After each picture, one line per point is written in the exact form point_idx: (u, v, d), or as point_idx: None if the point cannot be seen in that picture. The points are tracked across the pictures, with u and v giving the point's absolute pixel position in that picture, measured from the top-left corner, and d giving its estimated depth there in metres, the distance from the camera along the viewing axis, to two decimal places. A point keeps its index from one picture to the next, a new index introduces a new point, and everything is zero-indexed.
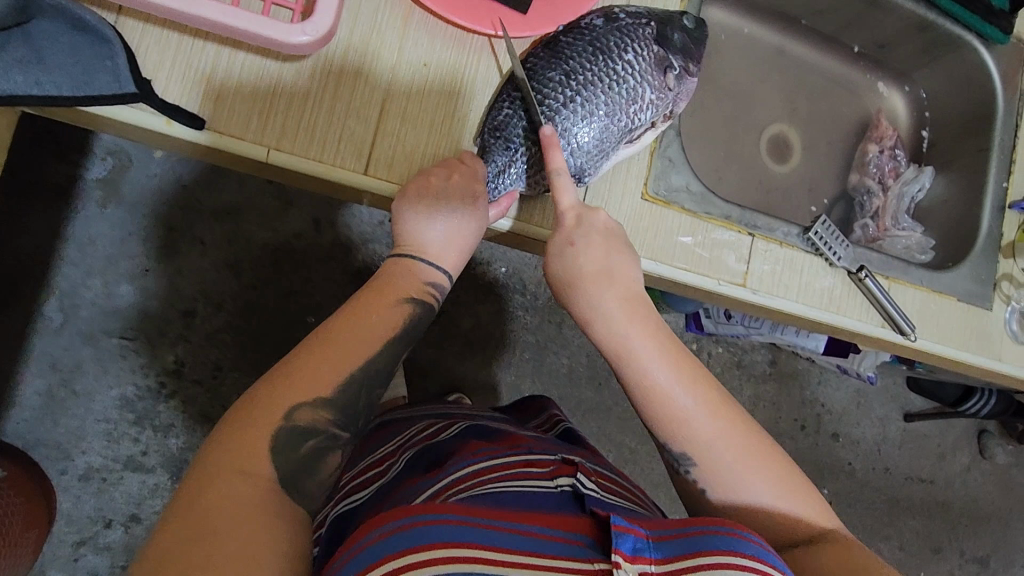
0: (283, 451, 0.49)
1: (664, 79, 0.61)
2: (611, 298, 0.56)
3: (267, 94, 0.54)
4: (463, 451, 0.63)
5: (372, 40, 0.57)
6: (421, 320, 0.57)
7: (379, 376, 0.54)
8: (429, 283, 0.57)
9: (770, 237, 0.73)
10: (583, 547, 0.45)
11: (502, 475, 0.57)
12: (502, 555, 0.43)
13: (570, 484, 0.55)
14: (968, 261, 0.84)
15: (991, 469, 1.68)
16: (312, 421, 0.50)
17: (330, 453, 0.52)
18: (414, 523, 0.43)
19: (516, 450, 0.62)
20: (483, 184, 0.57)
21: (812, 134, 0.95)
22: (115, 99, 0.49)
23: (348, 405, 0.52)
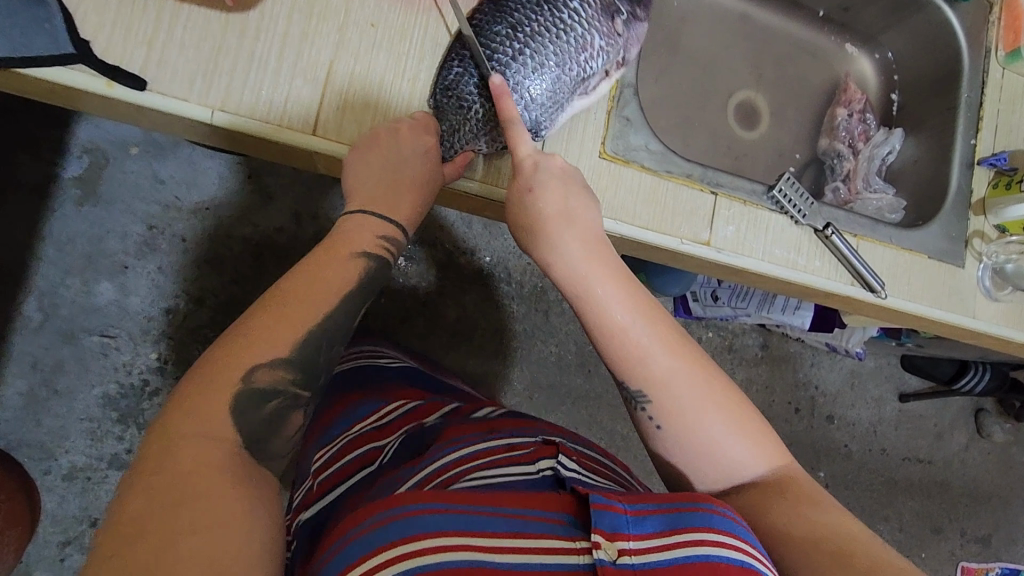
0: (241, 408, 0.48)
1: (612, 24, 0.60)
2: (577, 244, 0.54)
3: (211, 54, 0.54)
4: (440, 439, 0.61)
5: (317, 1, 0.57)
6: (379, 276, 0.57)
7: (339, 334, 0.54)
8: (383, 237, 0.57)
9: (733, 196, 0.72)
10: (565, 526, 0.45)
11: (488, 462, 0.56)
12: (490, 542, 0.43)
13: (551, 468, 0.54)
14: (938, 219, 0.84)
15: (989, 448, 1.66)
16: (269, 381, 0.50)
17: (292, 411, 0.52)
18: (393, 518, 0.44)
19: (496, 435, 0.60)
20: (434, 137, 0.58)
21: (782, 101, 0.93)
22: (51, 60, 0.49)
23: (305, 364, 0.52)
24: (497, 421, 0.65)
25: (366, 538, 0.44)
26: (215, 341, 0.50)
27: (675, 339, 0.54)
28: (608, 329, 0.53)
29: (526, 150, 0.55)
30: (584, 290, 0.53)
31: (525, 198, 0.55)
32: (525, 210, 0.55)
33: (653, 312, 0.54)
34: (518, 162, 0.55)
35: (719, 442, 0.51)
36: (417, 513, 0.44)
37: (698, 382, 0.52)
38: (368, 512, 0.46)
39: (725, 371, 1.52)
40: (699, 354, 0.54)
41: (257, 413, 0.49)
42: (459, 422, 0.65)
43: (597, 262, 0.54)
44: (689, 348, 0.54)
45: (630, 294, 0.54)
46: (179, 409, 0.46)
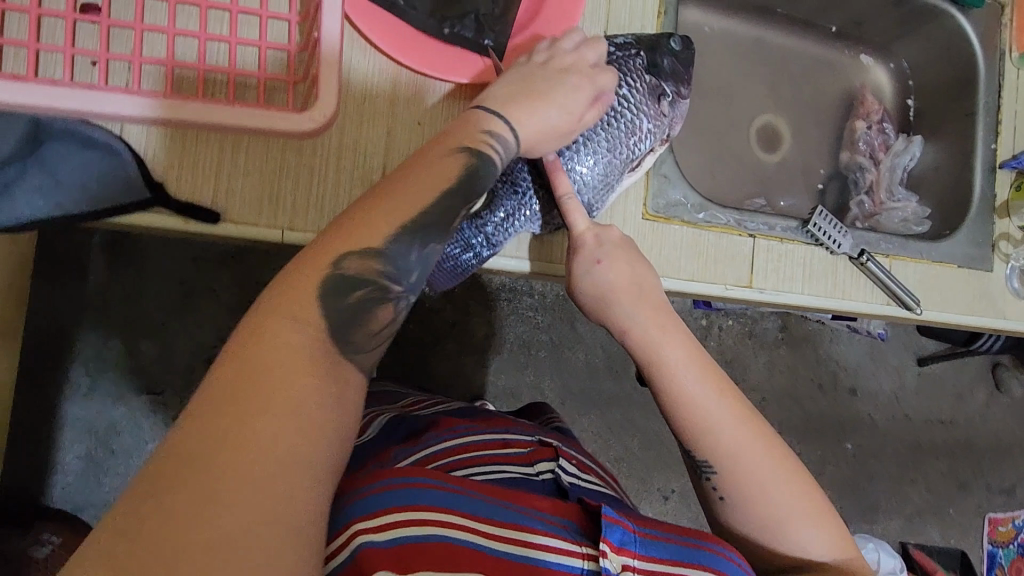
0: (326, 300, 0.42)
1: (659, 106, 0.63)
2: (644, 312, 0.56)
3: (275, 177, 0.56)
4: (439, 425, 0.66)
5: (366, 109, 0.59)
6: (483, 176, 0.49)
7: (433, 230, 0.46)
8: (491, 135, 0.50)
9: (770, 236, 0.75)
10: (569, 530, 0.47)
11: (487, 457, 0.59)
12: (487, 526, 0.45)
13: (551, 471, 0.58)
14: (964, 227, 0.85)
15: (1008, 402, 1.70)
16: (359, 271, 0.43)
17: (379, 306, 0.44)
18: (400, 486, 0.45)
19: (494, 429, 0.65)
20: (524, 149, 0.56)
21: (799, 120, 0.96)
22: (131, 207, 0.51)
23: (395, 256, 0.44)
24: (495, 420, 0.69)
25: (359, 503, 0.44)
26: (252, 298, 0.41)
27: (744, 413, 0.54)
28: (677, 395, 0.54)
29: (582, 224, 0.57)
30: (654, 359, 0.55)
31: (589, 268, 0.57)
32: (587, 280, 0.57)
33: (723, 387, 0.55)
34: (576, 236, 0.57)
35: (784, 520, 0.52)
36: (414, 486, 0.45)
37: (768, 454, 0.53)
38: (368, 480, 0.47)
39: (748, 356, 1.55)
40: (767, 430, 0.55)
41: (337, 306, 0.42)
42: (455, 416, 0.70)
43: (668, 332, 0.56)
44: (758, 421, 0.55)
45: (698, 361, 0.55)
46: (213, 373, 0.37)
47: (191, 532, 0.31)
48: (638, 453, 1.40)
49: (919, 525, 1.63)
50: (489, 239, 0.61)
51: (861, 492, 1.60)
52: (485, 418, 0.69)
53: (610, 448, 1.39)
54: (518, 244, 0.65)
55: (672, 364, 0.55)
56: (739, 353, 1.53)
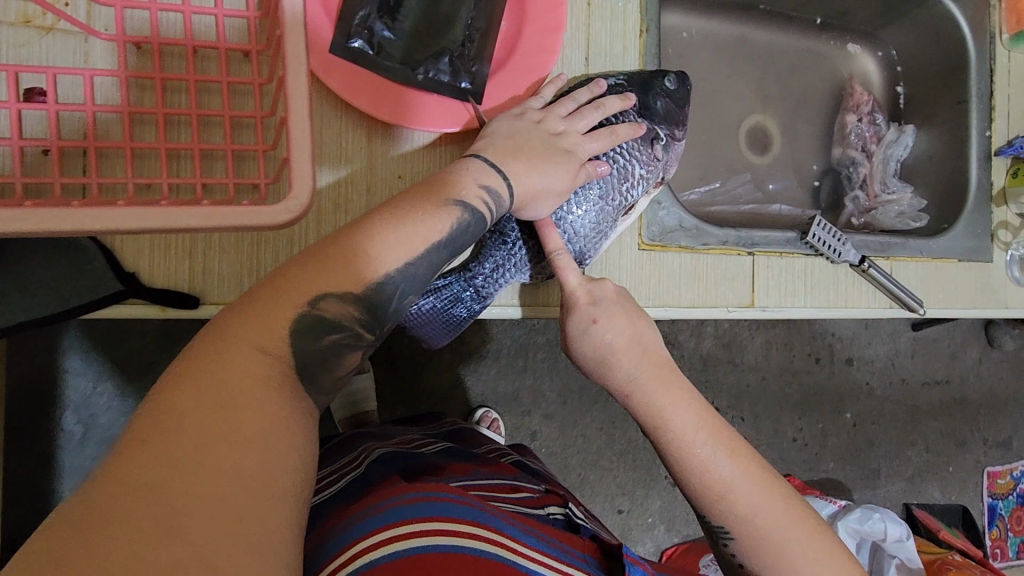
0: (301, 337, 0.40)
1: (652, 149, 0.64)
2: (645, 371, 0.55)
3: (253, 249, 0.53)
4: (449, 470, 0.61)
5: (342, 167, 0.56)
6: (471, 230, 0.49)
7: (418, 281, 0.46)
8: (483, 186, 0.49)
9: (770, 251, 0.72)
10: (590, 565, 0.49)
11: (501, 496, 0.57)
12: (519, 547, 0.45)
13: (562, 512, 0.57)
14: (962, 219, 0.83)
15: (1001, 356, 1.71)
16: (337, 315, 0.41)
17: (350, 354, 0.43)
18: (442, 499, 0.45)
19: (503, 475, 0.63)
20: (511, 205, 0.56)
21: (788, 117, 0.93)
22: (103, 301, 0.49)
23: (378, 306, 0.44)
24: (500, 466, 0.66)
25: (371, 519, 0.44)
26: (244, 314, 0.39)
27: (759, 474, 0.53)
28: (686, 460, 0.53)
29: (574, 280, 0.56)
30: (658, 421, 0.54)
31: (588, 329, 0.55)
32: (585, 341, 0.56)
33: (735, 447, 0.54)
34: (569, 292, 0.56)
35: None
36: (430, 500, 0.45)
37: (787, 512, 0.52)
38: (379, 498, 0.46)
39: (745, 337, 1.55)
40: (784, 489, 0.53)
41: (314, 347, 0.41)
42: (464, 459, 0.66)
43: (671, 390, 0.55)
44: (772, 478, 0.53)
45: (705, 422, 0.54)
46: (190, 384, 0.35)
47: (173, 544, 0.28)
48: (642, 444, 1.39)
49: (921, 485, 1.66)
50: (478, 292, 0.61)
51: (862, 459, 1.62)
52: (489, 462, 0.67)
53: (614, 442, 1.38)
54: (511, 292, 0.63)
55: (677, 428, 0.54)
56: (735, 334, 1.53)
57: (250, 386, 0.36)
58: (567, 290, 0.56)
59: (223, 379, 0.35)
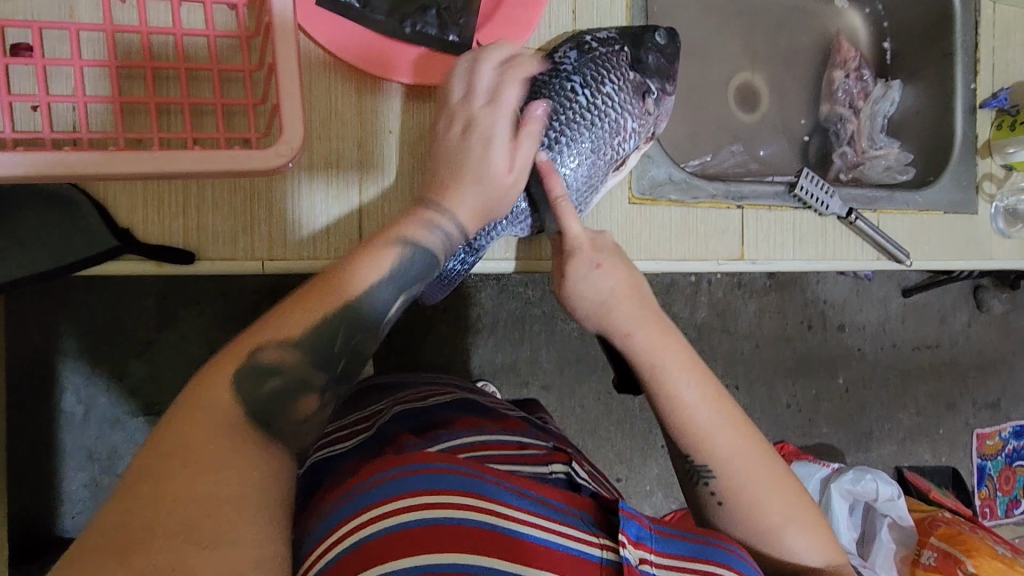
0: (243, 390, 0.42)
1: (643, 103, 0.62)
2: (640, 324, 0.58)
3: (246, 206, 0.54)
4: (456, 424, 0.64)
5: (332, 123, 0.57)
6: (423, 270, 0.51)
7: (367, 321, 0.48)
8: (437, 231, 0.52)
9: (758, 204, 0.73)
10: (584, 522, 0.47)
11: (504, 453, 0.59)
12: (510, 511, 0.45)
13: (564, 471, 0.58)
14: (948, 171, 0.85)
15: (990, 320, 1.74)
16: (277, 361, 0.44)
17: (302, 398, 0.45)
18: (441, 470, 0.46)
19: (510, 431, 0.65)
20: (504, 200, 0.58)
21: (777, 75, 0.94)
22: (99, 257, 0.50)
23: (322, 346, 0.45)
24: (511, 420, 0.68)
25: (376, 489, 0.45)
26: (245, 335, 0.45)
27: (737, 423, 0.57)
28: (677, 405, 0.56)
29: (576, 228, 0.57)
30: (654, 369, 0.57)
31: (589, 274, 0.57)
32: (585, 285, 0.58)
33: (717, 396, 0.58)
34: (571, 240, 0.57)
35: (774, 528, 0.55)
36: (432, 472, 0.46)
37: (761, 460, 0.57)
38: (378, 469, 0.48)
39: (739, 306, 1.56)
40: (758, 439, 0.58)
41: (256, 395, 0.42)
42: (476, 413, 0.68)
43: (666, 340, 0.58)
44: (751, 430, 0.58)
45: (695, 374, 0.57)
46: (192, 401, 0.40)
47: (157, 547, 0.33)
48: (638, 412, 1.41)
49: (911, 447, 1.69)
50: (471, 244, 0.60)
51: (854, 422, 1.65)
52: (500, 418, 0.68)
53: (612, 411, 1.40)
54: (505, 246, 0.64)
55: (672, 376, 0.57)
56: (729, 303, 1.55)
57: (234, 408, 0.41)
58: (569, 239, 0.57)
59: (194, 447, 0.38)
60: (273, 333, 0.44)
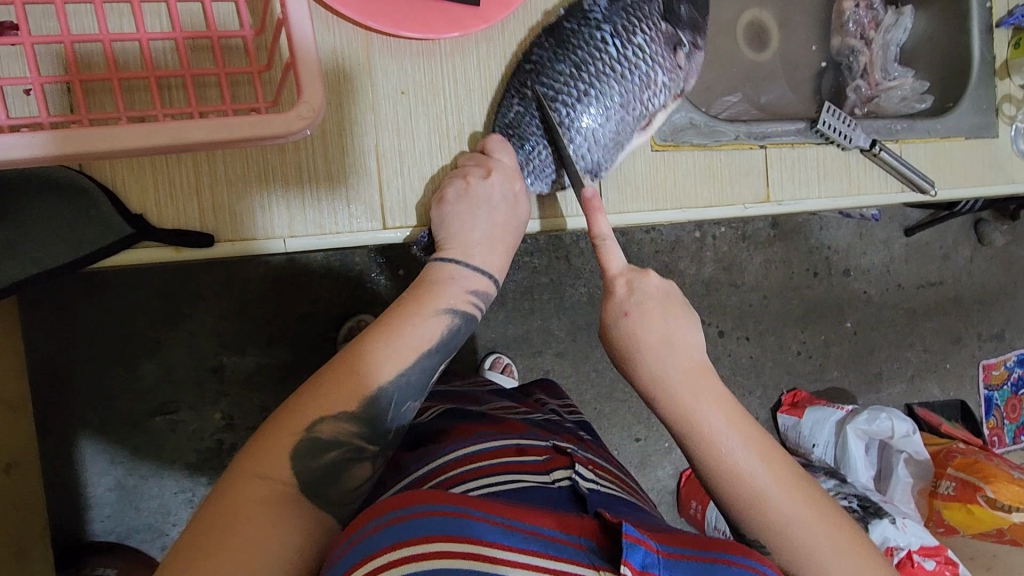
0: (302, 463, 0.49)
1: (675, 57, 0.59)
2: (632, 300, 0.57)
3: (262, 182, 0.51)
4: (455, 434, 0.65)
5: (343, 87, 0.53)
6: (461, 331, 0.56)
7: (412, 388, 0.54)
8: (471, 291, 0.56)
9: (780, 143, 0.71)
10: (586, 551, 0.45)
11: (504, 465, 0.58)
12: (506, 555, 0.42)
13: (568, 479, 0.57)
14: (968, 96, 0.82)
15: (992, 253, 1.74)
16: (335, 433, 0.50)
17: (356, 466, 0.52)
18: (449, 512, 0.44)
19: (512, 434, 0.64)
20: (520, 176, 0.56)
21: (783, 10, 0.90)
22: (116, 245, 0.47)
23: (371, 420, 0.52)
24: (513, 423, 0.68)
25: (389, 531, 0.43)
26: (297, 389, 0.52)
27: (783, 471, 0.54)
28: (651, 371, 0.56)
29: (594, 190, 0.55)
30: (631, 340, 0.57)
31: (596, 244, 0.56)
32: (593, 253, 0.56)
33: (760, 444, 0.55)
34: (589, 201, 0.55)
35: (759, 489, 0.53)
36: (425, 515, 0.44)
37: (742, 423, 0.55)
38: (376, 513, 0.46)
39: (744, 259, 1.55)
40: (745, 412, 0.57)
41: (314, 465, 0.49)
42: (473, 420, 0.68)
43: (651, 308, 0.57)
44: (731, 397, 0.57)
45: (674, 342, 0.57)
46: (251, 453, 0.48)
47: None
48: None
49: (921, 384, 1.71)
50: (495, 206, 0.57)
51: (863, 364, 1.66)
52: (499, 421, 0.68)
53: None
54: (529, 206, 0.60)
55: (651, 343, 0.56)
56: (734, 257, 1.54)
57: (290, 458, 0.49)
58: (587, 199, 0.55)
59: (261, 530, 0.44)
60: (321, 407, 0.50)
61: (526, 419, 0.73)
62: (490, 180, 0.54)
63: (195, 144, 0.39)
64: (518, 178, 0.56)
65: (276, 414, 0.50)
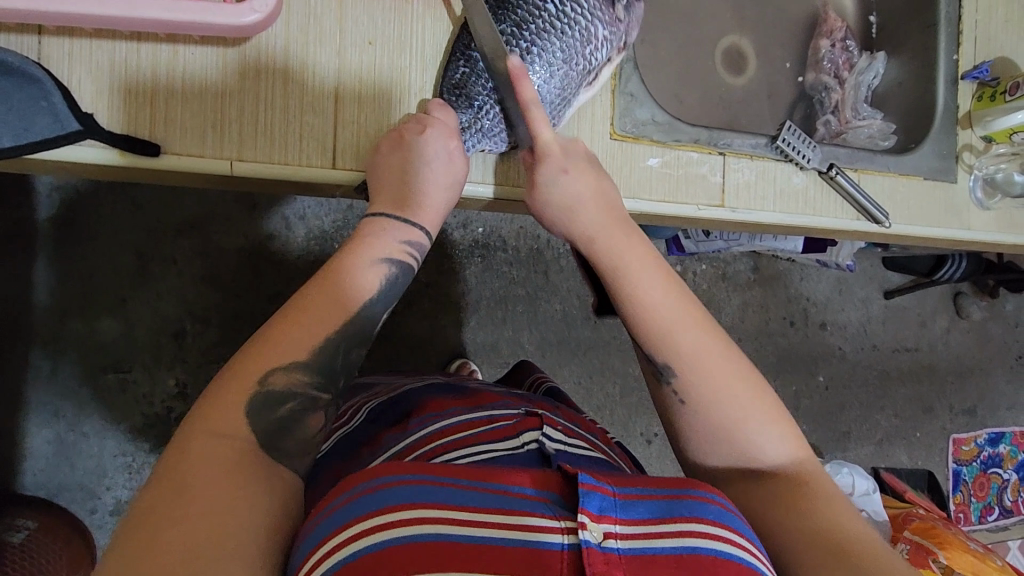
0: (257, 420, 0.48)
1: (614, 11, 0.61)
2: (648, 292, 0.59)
3: (217, 104, 0.53)
4: (427, 407, 0.65)
5: (310, 28, 0.55)
6: (399, 282, 0.56)
7: (358, 337, 0.53)
8: (405, 243, 0.56)
9: (739, 153, 0.74)
10: (548, 504, 0.45)
11: (473, 436, 0.58)
12: (469, 516, 0.43)
13: (536, 441, 0.57)
14: (929, 140, 0.85)
15: (969, 326, 1.75)
16: (286, 385, 0.50)
17: (310, 416, 0.51)
18: (426, 482, 0.45)
19: (479, 406, 0.64)
20: (457, 136, 0.57)
21: (765, 43, 0.94)
22: (60, 139, 0.48)
23: (325, 366, 0.51)
24: (482, 397, 0.67)
25: (367, 498, 0.44)
26: (244, 346, 0.51)
27: (699, 322, 0.59)
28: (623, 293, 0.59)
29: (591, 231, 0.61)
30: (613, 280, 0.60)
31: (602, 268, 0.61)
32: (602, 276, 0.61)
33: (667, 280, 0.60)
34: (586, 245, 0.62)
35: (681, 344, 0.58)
36: (405, 484, 0.45)
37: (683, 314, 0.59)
38: (354, 479, 0.46)
39: (722, 299, 1.57)
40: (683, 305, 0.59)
41: (270, 419, 0.49)
42: (445, 394, 0.68)
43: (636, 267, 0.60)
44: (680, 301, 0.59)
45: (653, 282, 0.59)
46: (196, 414, 0.48)
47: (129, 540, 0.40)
48: (619, 399, 1.41)
49: (888, 449, 1.70)
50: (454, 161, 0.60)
51: (832, 421, 1.66)
52: (470, 394, 0.68)
53: (592, 397, 1.39)
54: (481, 171, 0.62)
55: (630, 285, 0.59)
56: (713, 296, 1.55)
57: (225, 405, 0.48)
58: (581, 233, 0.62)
59: (195, 454, 0.45)
60: (266, 362, 0.49)
61: (502, 391, 0.74)
62: (424, 135, 0.55)
63: (144, 21, 0.49)
64: (455, 136, 0.57)
65: (228, 369, 0.50)
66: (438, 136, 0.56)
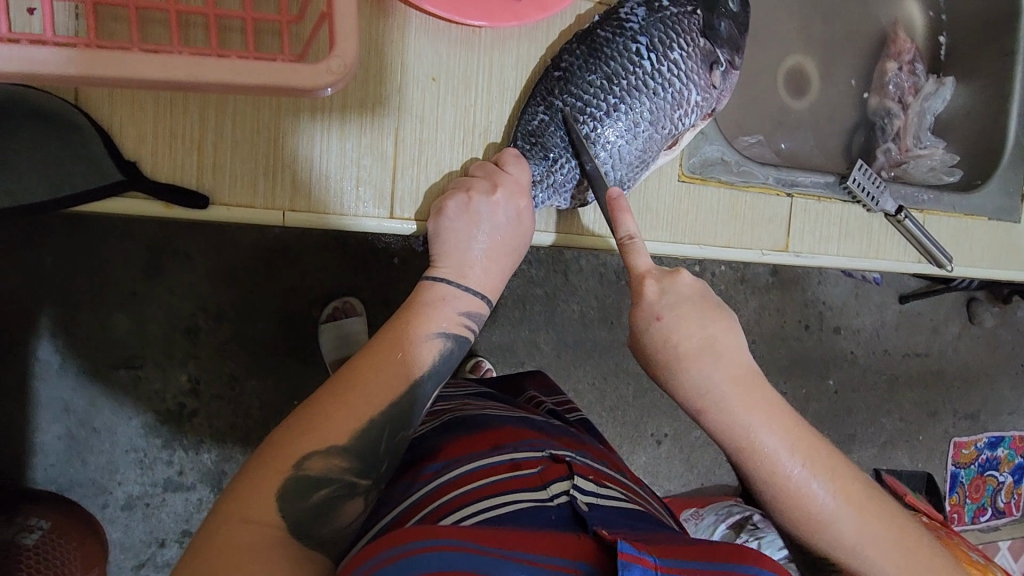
0: (290, 503, 0.45)
1: (710, 76, 0.59)
2: (717, 374, 0.55)
3: (269, 150, 0.52)
4: (444, 453, 0.60)
5: (372, 66, 0.54)
6: (454, 355, 0.54)
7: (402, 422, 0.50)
8: (464, 314, 0.54)
9: (808, 194, 0.69)
10: None
11: (498, 483, 0.53)
12: None
13: (567, 497, 0.51)
14: (997, 175, 0.81)
15: (980, 333, 1.74)
16: (323, 470, 0.46)
17: (349, 501, 0.48)
18: (449, 547, 0.41)
19: (499, 450, 0.58)
20: (528, 195, 0.55)
21: (827, 59, 0.90)
22: (105, 191, 0.48)
23: (368, 452, 0.48)
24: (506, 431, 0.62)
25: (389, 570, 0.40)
26: (294, 414, 0.48)
27: (763, 400, 0.56)
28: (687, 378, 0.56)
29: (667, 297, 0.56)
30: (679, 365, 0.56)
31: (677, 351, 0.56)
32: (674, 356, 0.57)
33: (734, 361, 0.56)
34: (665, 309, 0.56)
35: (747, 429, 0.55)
36: (429, 550, 0.41)
37: (753, 400, 0.55)
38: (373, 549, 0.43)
39: (739, 301, 1.53)
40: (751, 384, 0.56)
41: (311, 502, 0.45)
42: (462, 433, 0.63)
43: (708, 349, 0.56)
44: (746, 382, 0.56)
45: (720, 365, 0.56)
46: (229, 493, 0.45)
47: None
48: (631, 400, 1.38)
49: (891, 452, 1.70)
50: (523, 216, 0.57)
51: (840, 425, 1.65)
52: (486, 430, 0.62)
53: (605, 398, 1.37)
54: (546, 218, 0.61)
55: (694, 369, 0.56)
56: (730, 298, 1.51)
57: (255, 487, 0.45)
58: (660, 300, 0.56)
59: (226, 547, 0.41)
60: (309, 442, 0.46)
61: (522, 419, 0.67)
62: (493, 198, 0.53)
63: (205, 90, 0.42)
64: (525, 195, 0.55)
65: (258, 458, 0.46)
66: (506, 197, 0.54)
